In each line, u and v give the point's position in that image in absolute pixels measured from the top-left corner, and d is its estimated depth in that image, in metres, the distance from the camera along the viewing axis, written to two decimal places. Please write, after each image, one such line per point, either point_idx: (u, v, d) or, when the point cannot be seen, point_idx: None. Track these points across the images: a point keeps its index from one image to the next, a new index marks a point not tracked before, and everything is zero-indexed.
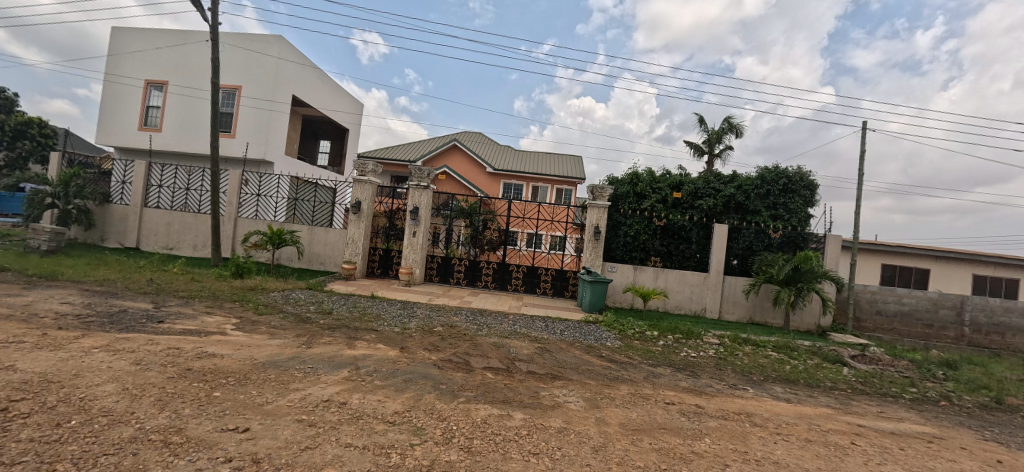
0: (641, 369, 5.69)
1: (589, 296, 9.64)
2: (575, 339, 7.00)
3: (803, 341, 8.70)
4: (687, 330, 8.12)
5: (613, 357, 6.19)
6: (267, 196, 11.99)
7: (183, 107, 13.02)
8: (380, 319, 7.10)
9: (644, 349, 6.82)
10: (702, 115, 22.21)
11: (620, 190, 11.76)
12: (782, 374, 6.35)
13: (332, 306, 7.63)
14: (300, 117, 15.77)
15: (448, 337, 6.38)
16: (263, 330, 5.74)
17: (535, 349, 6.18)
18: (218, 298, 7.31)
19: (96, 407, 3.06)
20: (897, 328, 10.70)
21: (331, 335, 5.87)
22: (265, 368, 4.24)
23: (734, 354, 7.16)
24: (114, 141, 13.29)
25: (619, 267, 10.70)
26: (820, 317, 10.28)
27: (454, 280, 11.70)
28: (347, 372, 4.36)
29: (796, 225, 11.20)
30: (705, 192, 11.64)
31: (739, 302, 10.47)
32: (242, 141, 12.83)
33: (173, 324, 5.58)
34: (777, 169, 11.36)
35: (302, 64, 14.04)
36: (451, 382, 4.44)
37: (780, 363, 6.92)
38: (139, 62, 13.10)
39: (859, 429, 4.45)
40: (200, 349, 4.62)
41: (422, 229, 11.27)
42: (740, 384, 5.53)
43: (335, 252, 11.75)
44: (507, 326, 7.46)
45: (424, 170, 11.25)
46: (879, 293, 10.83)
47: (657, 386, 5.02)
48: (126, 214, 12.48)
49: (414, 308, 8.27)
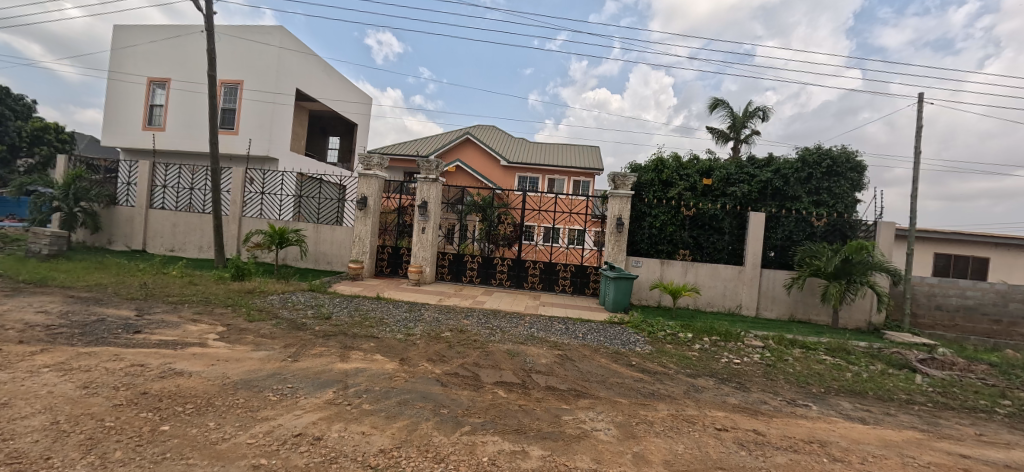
0: (680, 381, 4.84)
1: (613, 293, 8.81)
2: (599, 345, 6.18)
3: (858, 341, 7.67)
4: (725, 331, 7.23)
5: (646, 366, 5.35)
6: (271, 194, 11.48)
7: (185, 104, 12.64)
8: (384, 324, 6.44)
9: (680, 356, 5.97)
10: (725, 99, 20.94)
11: (644, 178, 10.85)
12: (846, 384, 5.40)
13: (332, 310, 6.99)
14: (306, 113, 15.29)
15: (457, 344, 5.68)
16: (247, 340, 5.15)
17: (555, 357, 5.41)
18: (210, 303, 6.78)
19: (5, 450, 2.47)
20: (960, 326, 9.50)
21: (324, 344, 5.23)
22: (236, 389, 3.62)
23: (783, 360, 6.23)
24: (119, 142, 13.06)
25: (645, 262, 9.83)
26: (871, 313, 9.20)
27: (466, 279, 11.01)
28: (332, 393, 3.68)
29: (843, 212, 10.06)
30: (738, 178, 10.60)
31: (780, 298, 9.48)
32: (245, 137, 12.35)
33: (150, 335, 5.06)
34: (820, 149, 10.20)
35: (307, 55, 13.46)
36: (455, 404, 3.70)
37: (839, 370, 5.96)
38: (140, 59, 12.77)
39: (966, 461, 3.52)
40: (168, 366, 4.06)
41: (432, 225, 10.59)
42: (802, 400, 4.62)
43: (342, 251, 11.17)
44: (523, 330, 6.71)
45: (432, 162, 10.55)
46: (939, 286, 9.64)
47: (702, 404, 4.17)
48: (132, 216, 12.25)
49: (421, 311, 7.56)
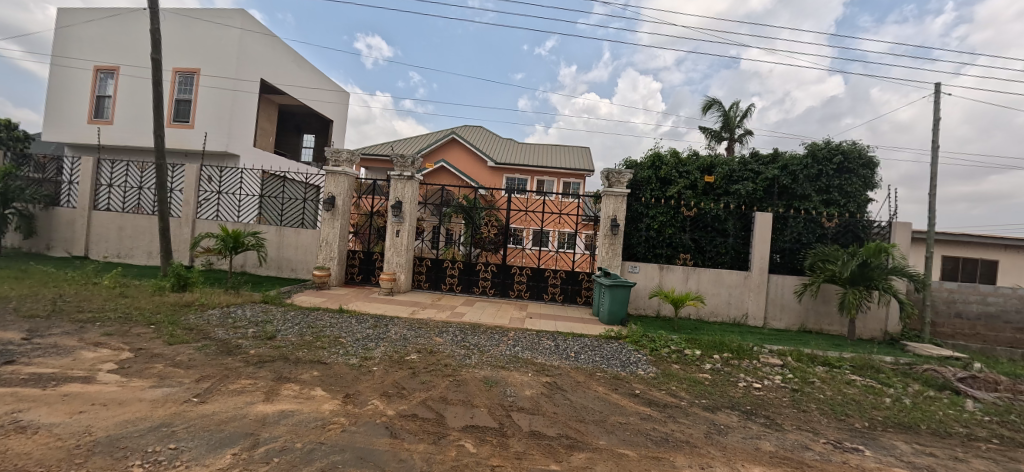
0: (697, 418, 3.87)
1: (608, 304, 7.87)
2: (596, 367, 5.20)
3: (884, 356, 6.82)
4: (738, 346, 6.32)
5: (653, 397, 4.36)
6: (228, 193, 10.30)
7: (135, 95, 11.44)
8: (338, 345, 5.37)
9: (690, 380, 5.02)
10: (718, 99, 20.33)
11: (640, 175, 10.26)
12: (891, 414, 4.49)
13: (278, 328, 5.87)
14: (275, 107, 14.16)
15: (425, 370, 4.67)
16: (151, 372, 4.06)
17: (541, 387, 4.41)
18: (129, 321, 5.64)
19: None
20: (982, 335, 8.73)
21: (252, 375, 4.16)
22: (88, 458, 2.54)
23: (809, 382, 5.32)
24: (63, 137, 11.79)
25: (642, 267, 8.92)
26: (887, 322, 8.47)
27: (446, 287, 9.98)
28: (229, 459, 2.64)
29: (855, 212, 9.27)
30: (741, 176, 9.90)
31: (789, 306, 8.66)
32: (201, 131, 11.18)
33: (23, 367, 3.95)
34: (829, 144, 9.44)
35: (272, 42, 12.32)
36: (401, 469, 2.66)
37: (876, 395, 5.05)
38: (85, 44, 11.56)
39: None
40: (12, 417, 2.98)
41: (407, 227, 9.53)
42: (851, 442, 3.67)
43: (307, 257, 10.04)
44: (505, 349, 5.71)
45: (407, 158, 9.52)
46: (959, 292, 8.89)
47: (732, 455, 3.20)
48: (74, 218, 11.00)
49: (388, 326, 6.48)
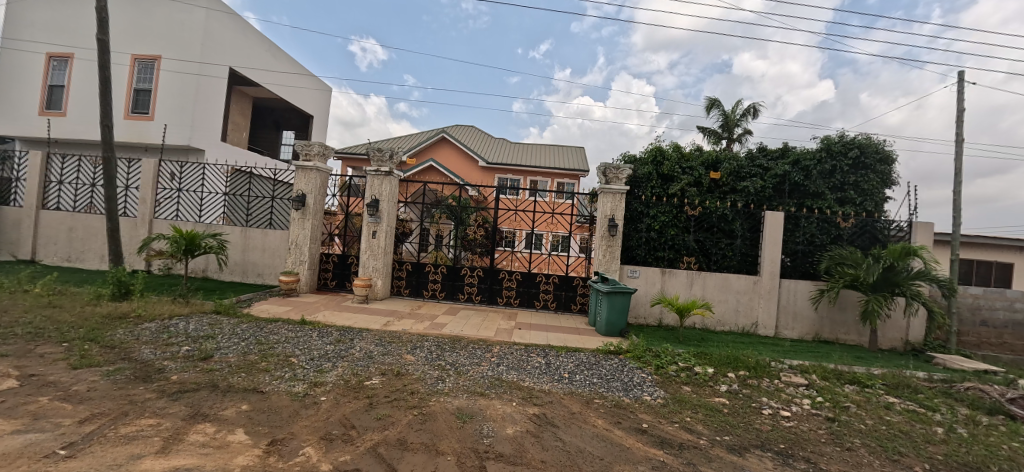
0: (723, 466, 3.04)
1: (606, 313, 7.07)
2: (592, 393, 4.38)
3: (916, 371, 6.06)
4: (755, 362, 5.52)
5: (664, 434, 3.52)
6: (188, 191, 9.36)
7: (90, 84, 10.50)
8: (287, 367, 4.49)
9: (705, 407, 4.20)
10: (718, 98, 19.66)
11: (641, 171, 9.43)
12: (952, 452, 3.69)
13: (220, 345, 4.97)
14: (249, 101, 13.25)
15: (384, 401, 3.79)
16: (26, 411, 3.15)
17: (527, 422, 3.55)
18: (37, 339, 4.70)
19: None
20: (1010, 344, 8.04)
21: (160, 411, 3.28)
22: None
23: (843, 408, 4.53)
24: (11, 130, 10.82)
25: (643, 272, 8.12)
26: (909, 331, 7.74)
27: (429, 293, 9.13)
28: None
29: (872, 211, 8.57)
30: (748, 172, 9.20)
31: (803, 314, 7.90)
32: (162, 123, 10.26)
33: None
34: (844, 137, 8.75)
35: (242, 28, 11.43)
36: None
37: (926, 425, 4.24)
38: (36, 28, 10.60)
39: None
40: None
41: (385, 228, 8.66)
42: None
43: (275, 260, 9.14)
44: (486, 369, 4.86)
45: (384, 151, 8.67)
46: (984, 297, 8.17)
47: None
48: (20, 218, 9.99)
49: (354, 341, 5.60)
